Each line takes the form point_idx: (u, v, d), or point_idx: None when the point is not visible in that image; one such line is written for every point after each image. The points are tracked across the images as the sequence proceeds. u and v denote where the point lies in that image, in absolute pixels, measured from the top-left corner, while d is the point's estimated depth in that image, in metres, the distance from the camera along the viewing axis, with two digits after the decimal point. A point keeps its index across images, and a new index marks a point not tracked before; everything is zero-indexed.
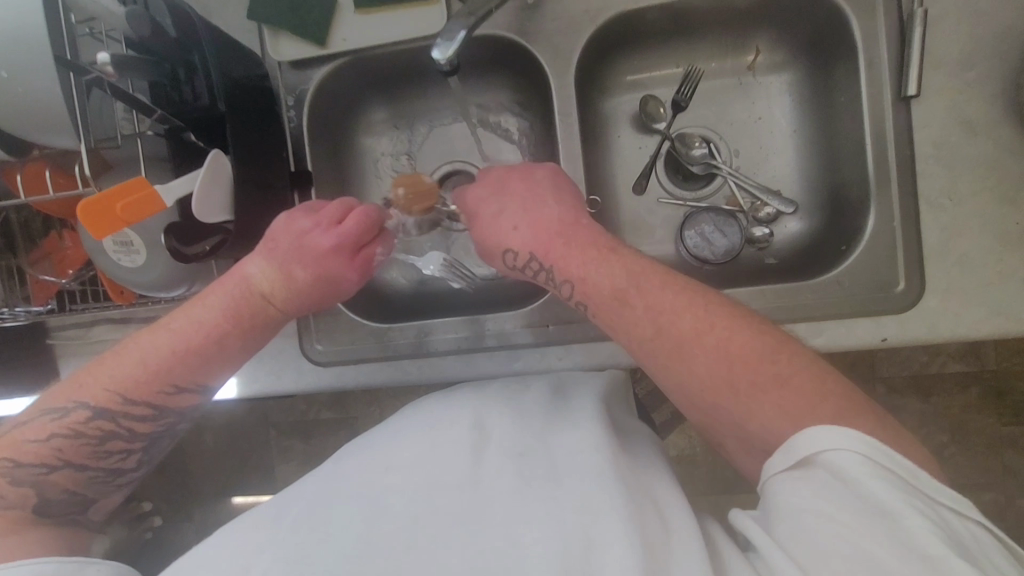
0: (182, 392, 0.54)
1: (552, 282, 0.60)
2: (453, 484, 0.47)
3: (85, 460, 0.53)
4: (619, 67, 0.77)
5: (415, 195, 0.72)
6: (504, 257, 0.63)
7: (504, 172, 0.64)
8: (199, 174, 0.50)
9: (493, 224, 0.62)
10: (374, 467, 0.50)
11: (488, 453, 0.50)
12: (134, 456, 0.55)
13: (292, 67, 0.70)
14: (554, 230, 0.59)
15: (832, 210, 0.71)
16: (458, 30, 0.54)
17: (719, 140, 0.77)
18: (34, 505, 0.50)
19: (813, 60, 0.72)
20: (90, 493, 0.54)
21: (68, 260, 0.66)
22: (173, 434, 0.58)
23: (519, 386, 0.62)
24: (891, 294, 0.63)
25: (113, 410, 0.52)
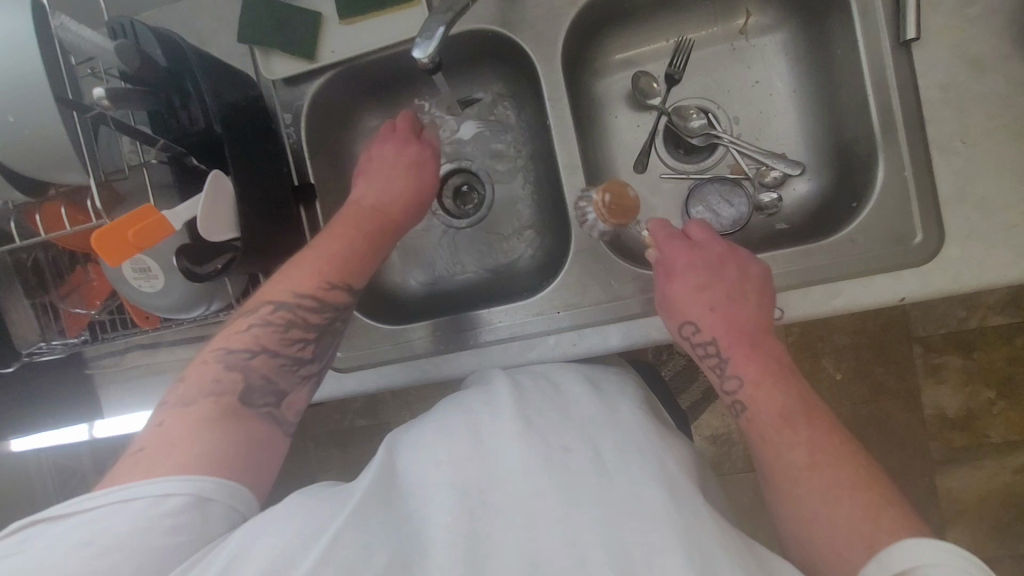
0: (336, 287, 0.63)
1: (717, 371, 0.61)
2: (506, 475, 0.47)
3: (278, 343, 0.59)
4: (608, 48, 0.76)
5: (616, 206, 0.68)
6: (679, 329, 0.62)
7: (719, 244, 0.64)
8: (201, 195, 0.51)
9: (693, 295, 0.61)
10: (420, 466, 0.50)
11: (538, 445, 0.49)
12: (310, 347, 0.62)
13: (286, 84, 0.72)
14: (742, 331, 0.60)
15: (841, 167, 0.69)
16: (436, 27, 0.54)
17: (718, 109, 0.75)
18: (240, 390, 0.56)
19: (806, 15, 0.70)
20: (280, 385, 0.60)
21: (94, 291, 0.69)
22: (335, 341, 0.65)
23: (551, 382, 0.61)
24: (908, 247, 0.61)
25: (291, 300, 0.60)
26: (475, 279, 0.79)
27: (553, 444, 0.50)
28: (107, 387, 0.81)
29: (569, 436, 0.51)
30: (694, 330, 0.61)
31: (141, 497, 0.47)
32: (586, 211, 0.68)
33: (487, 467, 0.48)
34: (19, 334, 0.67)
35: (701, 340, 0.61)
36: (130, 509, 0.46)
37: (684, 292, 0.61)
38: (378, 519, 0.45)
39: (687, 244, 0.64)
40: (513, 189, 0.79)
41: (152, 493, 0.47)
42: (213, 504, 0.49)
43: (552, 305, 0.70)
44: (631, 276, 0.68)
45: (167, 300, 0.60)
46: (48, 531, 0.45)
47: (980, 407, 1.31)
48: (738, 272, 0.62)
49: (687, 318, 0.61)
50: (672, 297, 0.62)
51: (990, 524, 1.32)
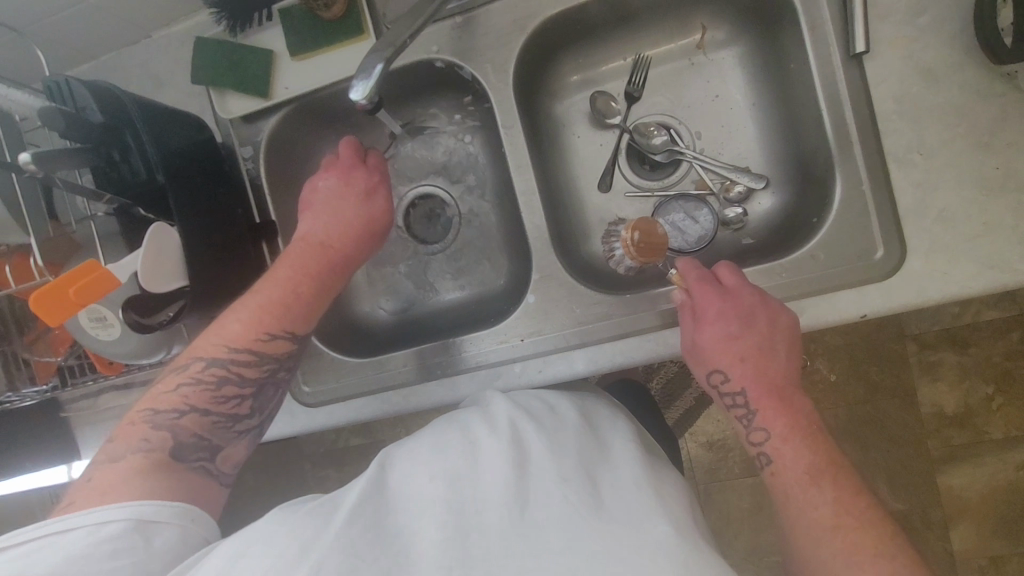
0: (276, 337, 0.60)
1: (742, 424, 0.58)
2: (500, 501, 0.45)
3: (209, 399, 0.56)
4: (565, 69, 0.76)
5: (647, 242, 0.66)
6: (706, 378, 0.60)
7: (752, 290, 0.60)
8: (143, 248, 0.51)
9: (720, 345, 0.59)
10: (411, 480, 0.49)
11: (533, 473, 0.47)
12: (248, 402, 0.59)
13: (244, 121, 0.72)
14: (775, 382, 0.57)
15: (804, 180, 0.68)
16: (374, 65, 0.54)
17: (680, 125, 0.75)
18: (171, 447, 0.54)
19: (760, 29, 0.69)
20: (213, 441, 0.57)
21: (58, 339, 0.69)
22: (276, 392, 0.62)
23: (545, 407, 0.58)
24: (871, 263, 0.60)
25: (223, 354, 0.57)
26: (443, 306, 0.79)
27: (546, 471, 0.47)
28: (84, 428, 0.82)
29: (566, 464, 0.48)
30: (721, 378, 0.59)
31: (81, 526, 0.47)
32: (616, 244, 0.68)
33: (479, 489, 0.46)
34: None
35: (729, 390, 0.59)
36: (70, 539, 0.46)
37: (712, 341, 0.59)
38: (367, 535, 0.44)
39: (718, 288, 0.60)
40: (477, 213, 0.78)
41: (92, 522, 0.47)
42: (157, 524, 0.49)
43: (516, 333, 0.69)
44: (594, 300, 0.67)
45: (124, 348, 0.60)
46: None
47: (978, 403, 1.29)
48: (771, 325, 0.58)
49: (714, 367, 0.59)
50: (698, 346, 0.60)
51: (993, 522, 1.29)
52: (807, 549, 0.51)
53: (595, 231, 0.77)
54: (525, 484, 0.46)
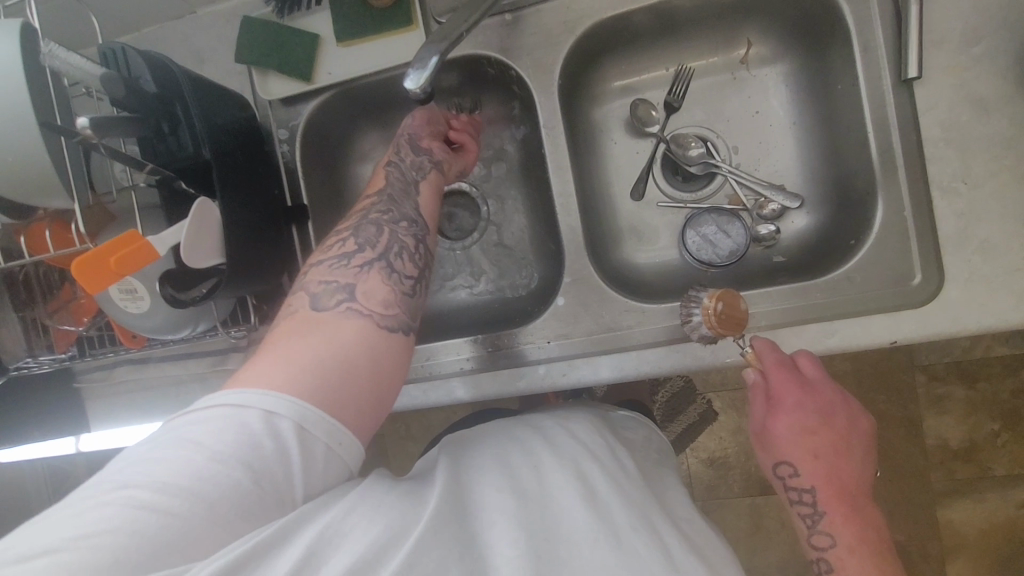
0: (367, 202, 0.60)
1: (805, 517, 0.58)
2: (569, 543, 0.46)
3: (328, 254, 0.54)
4: (607, 74, 0.76)
5: (729, 316, 0.60)
6: (777, 467, 0.59)
7: (830, 385, 0.59)
8: (186, 222, 0.51)
9: (798, 440, 0.58)
10: (485, 488, 0.49)
11: (601, 511, 0.48)
12: (352, 241, 0.55)
13: (283, 104, 0.72)
14: (846, 484, 0.57)
15: (842, 201, 0.68)
16: (430, 56, 0.53)
17: (717, 138, 0.74)
18: (307, 298, 0.50)
19: (807, 48, 0.69)
20: (341, 280, 0.51)
21: (82, 309, 0.68)
22: (395, 247, 0.56)
23: (592, 433, 0.59)
24: (908, 289, 0.60)
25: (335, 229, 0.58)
26: (467, 303, 0.78)
27: (622, 521, 0.48)
28: (94, 400, 0.81)
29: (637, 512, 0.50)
30: (790, 469, 0.58)
31: (250, 412, 0.41)
32: (693, 310, 0.62)
33: (552, 520, 0.47)
34: (5, 350, 0.67)
35: (797, 486, 0.58)
36: (243, 420, 0.41)
37: (788, 433, 0.58)
38: (447, 537, 0.43)
39: (797, 378, 0.58)
40: (509, 213, 0.78)
41: (260, 408, 0.42)
42: (315, 434, 0.43)
43: (543, 335, 0.69)
44: (624, 307, 0.67)
45: (152, 322, 0.59)
46: (166, 431, 0.42)
47: (984, 439, 1.28)
48: (845, 421, 0.59)
49: (787, 460, 0.58)
50: (771, 434, 0.59)
51: (991, 559, 1.29)
52: None
53: (625, 239, 0.77)
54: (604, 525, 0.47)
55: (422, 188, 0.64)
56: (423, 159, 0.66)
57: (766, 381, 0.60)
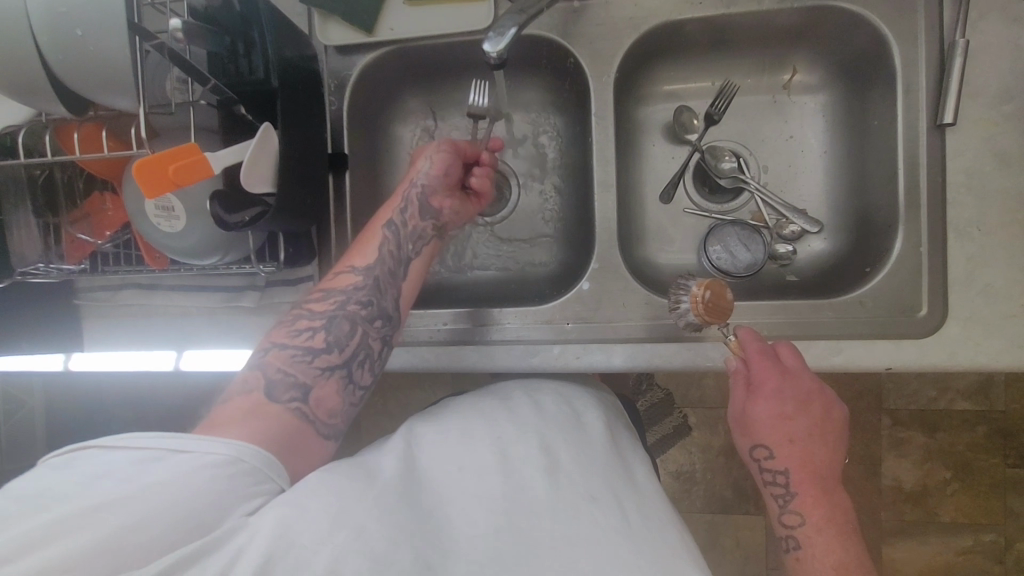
0: (341, 281, 0.60)
1: (776, 498, 0.62)
2: (526, 505, 0.49)
3: (292, 341, 0.55)
4: (655, 78, 0.78)
5: (713, 305, 0.63)
6: (751, 450, 0.63)
7: (810, 375, 0.61)
8: (250, 143, 0.52)
9: (773, 422, 0.61)
10: (441, 465, 0.52)
11: (558, 481, 0.52)
12: (319, 334, 0.56)
13: (337, 52, 0.72)
14: (819, 468, 0.61)
15: (859, 232, 0.72)
16: (510, 26, 0.54)
17: (750, 156, 0.78)
18: (264, 385, 0.51)
19: (849, 83, 0.72)
20: (300, 376, 0.53)
21: (107, 221, 0.68)
22: (358, 340, 0.58)
23: (571, 411, 0.63)
24: (913, 318, 0.64)
25: (306, 299, 0.59)
26: (483, 277, 0.80)
27: (576, 490, 0.52)
28: (91, 318, 0.79)
29: (594, 483, 0.53)
30: (762, 450, 0.62)
31: (186, 451, 0.43)
32: (682, 296, 0.66)
33: (511, 489, 0.50)
34: (19, 250, 0.66)
35: (771, 467, 0.62)
36: (178, 458, 0.43)
37: (765, 417, 0.61)
38: (392, 511, 0.45)
39: (778, 367, 0.61)
40: (538, 195, 0.80)
41: (198, 449, 0.44)
42: (252, 464, 0.45)
43: (561, 316, 0.70)
44: (643, 301, 0.69)
45: (182, 243, 0.59)
46: (85, 468, 0.42)
47: (935, 485, 1.35)
48: (823, 411, 0.61)
49: (763, 442, 0.61)
50: (746, 419, 0.62)
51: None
52: None
53: (648, 238, 0.79)
54: (557, 491, 0.51)
55: (412, 267, 0.64)
56: (427, 224, 0.67)
57: (746, 368, 0.63)
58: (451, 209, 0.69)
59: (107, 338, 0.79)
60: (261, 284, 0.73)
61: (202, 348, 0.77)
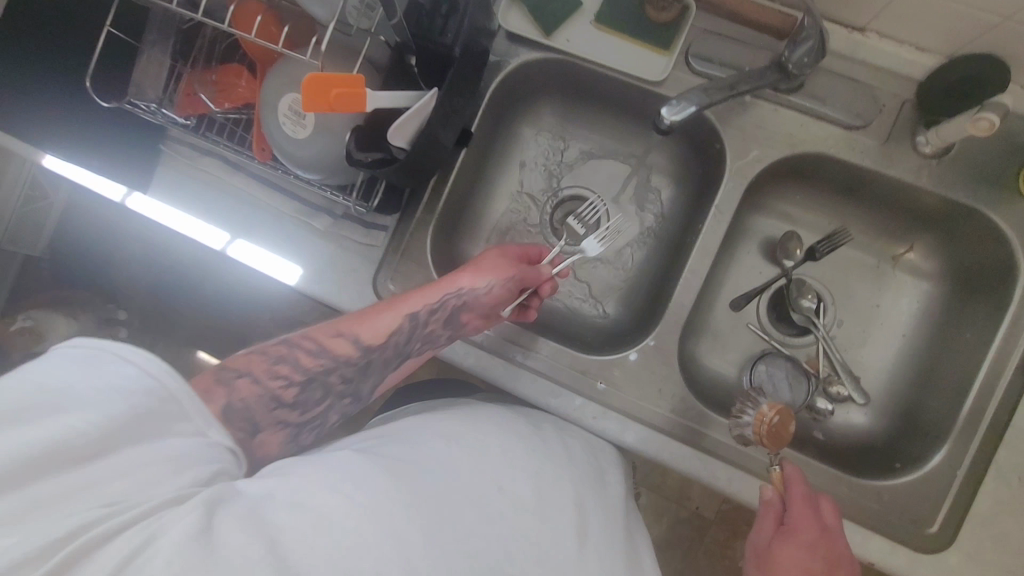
0: (343, 337, 0.57)
1: None
2: (556, 556, 0.50)
3: (314, 351, 0.55)
4: (779, 192, 0.77)
5: (782, 433, 0.62)
6: None
7: (845, 542, 0.60)
8: (411, 104, 0.53)
9: (799, 573, 0.58)
10: (484, 478, 0.51)
11: (585, 544, 0.53)
12: (341, 367, 0.56)
13: (507, 37, 0.71)
14: None
15: (901, 425, 0.72)
16: (693, 104, 0.60)
17: (830, 304, 0.77)
18: (280, 364, 0.53)
19: (955, 286, 0.73)
20: (309, 372, 0.54)
21: (232, 95, 0.67)
22: (386, 361, 0.60)
23: (596, 467, 0.63)
24: (921, 531, 0.64)
25: (295, 342, 0.55)
26: (535, 299, 0.80)
27: (599, 562, 0.52)
28: (166, 166, 0.78)
29: (613, 559, 0.54)
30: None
31: (134, 400, 0.38)
32: (749, 412, 0.66)
33: (545, 535, 0.50)
34: (141, 84, 0.67)
35: None
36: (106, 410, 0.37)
37: (792, 563, 0.58)
38: (442, 521, 0.45)
39: (821, 521, 0.59)
40: (620, 247, 0.80)
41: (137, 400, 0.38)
42: (183, 441, 0.40)
43: (597, 374, 0.70)
44: (679, 396, 0.70)
45: (298, 152, 0.59)
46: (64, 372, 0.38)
47: None
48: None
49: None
50: (770, 556, 0.59)
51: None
52: None
53: (704, 336, 0.79)
54: (569, 560, 0.50)
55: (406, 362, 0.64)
56: (444, 334, 0.65)
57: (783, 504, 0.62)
58: (473, 327, 0.68)
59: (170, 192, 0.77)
60: (336, 214, 0.73)
61: (252, 244, 0.75)
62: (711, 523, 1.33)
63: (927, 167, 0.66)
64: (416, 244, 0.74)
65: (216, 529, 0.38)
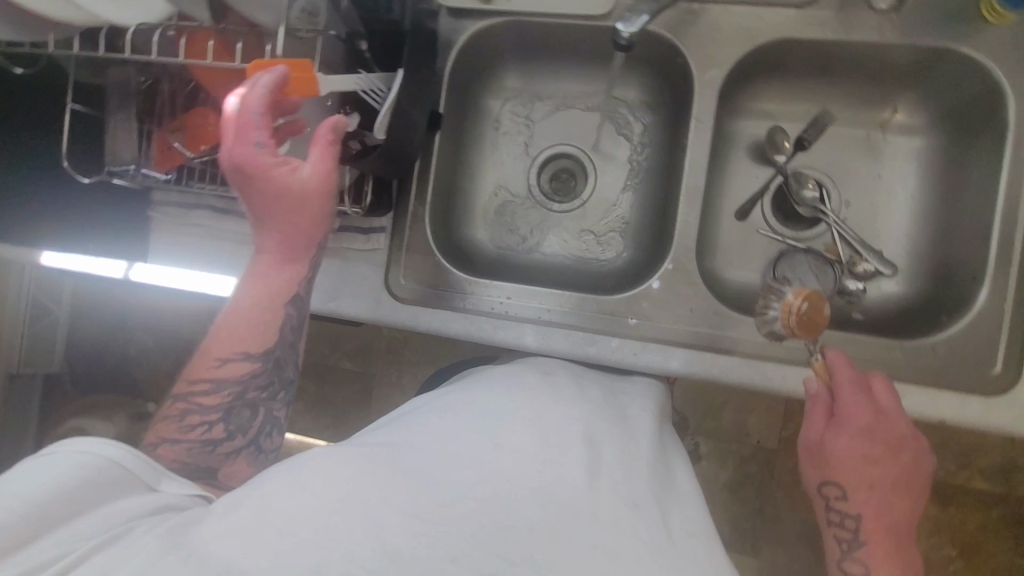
0: (228, 361, 0.59)
1: (842, 541, 0.61)
2: (563, 497, 0.45)
3: (224, 375, 0.59)
4: (753, 93, 0.77)
5: (810, 314, 0.64)
6: (822, 487, 0.61)
7: (903, 420, 0.60)
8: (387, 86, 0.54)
9: (855, 461, 0.60)
10: (476, 442, 0.48)
11: (600, 481, 0.48)
12: (261, 376, 0.60)
13: (451, 13, 0.72)
14: (893, 523, 0.60)
15: (936, 281, 0.71)
16: (643, 13, 0.58)
17: (833, 188, 0.77)
18: (203, 395, 0.58)
19: (949, 132, 0.72)
20: (241, 388, 0.59)
21: (203, 137, 0.68)
22: (292, 347, 0.62)
23: (615, 400, 0.61)
24: (982, 377, 0.63)
25: (188, 393, 0.58)
26: (548, 262, 0.80)
27: (619, 492, 0.47)
28: (161, 231, 0.77)
29: (638, 487, 0.49)
30: (839, 490, 0.60)
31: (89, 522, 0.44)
32: (774, 304, 0.67)
33: (547, 479, 0.46)
34: (116, 152, 0.69)
35: (841, 508, 0.61)
36: (102, 469, 0.47)
37: (848, 453, 0.60)
38: (416, 489, 0.43)
39: (872, 404, 0.60)
40: (614, 190, 0.81)
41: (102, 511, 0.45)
42: (166, 492, 0.50)
43: (624, 311, 0.71)
44: (712, 310, 0.70)
45: None
46: (43, 466, 0.45)
47: None
48: (913, 456, 0.60)
49: (840, 481, 0.60)
50: (826, 453, 0.61)
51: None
52: None
53: (719, 251, 0.79)
54: (576, 495, 0.46)
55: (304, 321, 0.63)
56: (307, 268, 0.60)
57: (830, 395, 0.62)
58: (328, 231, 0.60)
59: (171, 252, 0.77)
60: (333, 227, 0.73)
61: None
62: (777, 452, 1.31)
63: (887, 21, 0.66)
64: (418, 239, 0.74)
65: (191, 543, 0.40)
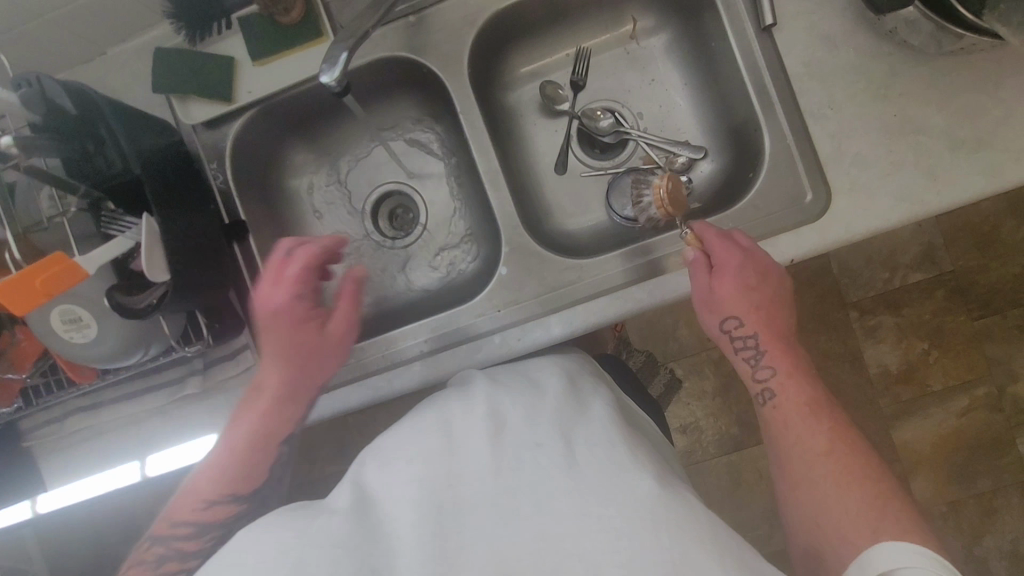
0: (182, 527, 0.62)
1: (751, 362, 0.67)
2: (474, 476, 0.50)
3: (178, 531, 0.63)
4: (511, 63, 0.81)
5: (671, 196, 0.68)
6: (721, 324, 0.67)
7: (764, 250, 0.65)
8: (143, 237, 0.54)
9: (738, 295, 0.65)
10: (391, 467, 0.53)
11: (506, 443, 0.53)
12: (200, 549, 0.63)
13: (205, 127, 0.74)
14: (778, 329, 0.66)
15: (736, 144, 0.75)
16: (339, 53, 0.59)
17: (623, 108, 0.82)
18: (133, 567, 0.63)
19: (680, 15, 0.77)
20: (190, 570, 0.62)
21: (24, 355, 0.68)
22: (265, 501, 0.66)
23: (521, 375, 0.65)
24: (803, 206, 0.67)
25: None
26: (420, 294, 0.83)
27: (522, 441, 0.52)
28: (49, 457, 0.77)
29: (540, 430, 0.54)
30: (738, 324, 0.66)
31: None
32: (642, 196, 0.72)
33: (457, 465, 0.51)
34: None
35: (742, 335, 0.66)
36: None
37: (730, 291, 0.65)
38: (345, 527, 0.48)
39: (737, 246, 0.64)
40: (443, 204, 0.84)
41: None
42: None
43: (490, 306, 0.72)
44: (562, 266, 0.72)
45: (105, 348, 0.61)
46: None
47: (919, 359, 1.54)
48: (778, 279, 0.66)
49: (734, 313, 0.65)
50: (714, 300, 0.66)
51: (947, 449, 1.54)
52: (803, 481, 0.62)
53: (557, 209, 0.82)
54: (483, 463, 0.51)
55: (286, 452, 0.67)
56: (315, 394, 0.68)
57: (706, 254, 0.66)
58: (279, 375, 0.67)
59: (65, 471, 0.77)
60: (201, 368, 0.74)
61: (165, 449, 0.76)
62: None
63: None
64: None
65: None
